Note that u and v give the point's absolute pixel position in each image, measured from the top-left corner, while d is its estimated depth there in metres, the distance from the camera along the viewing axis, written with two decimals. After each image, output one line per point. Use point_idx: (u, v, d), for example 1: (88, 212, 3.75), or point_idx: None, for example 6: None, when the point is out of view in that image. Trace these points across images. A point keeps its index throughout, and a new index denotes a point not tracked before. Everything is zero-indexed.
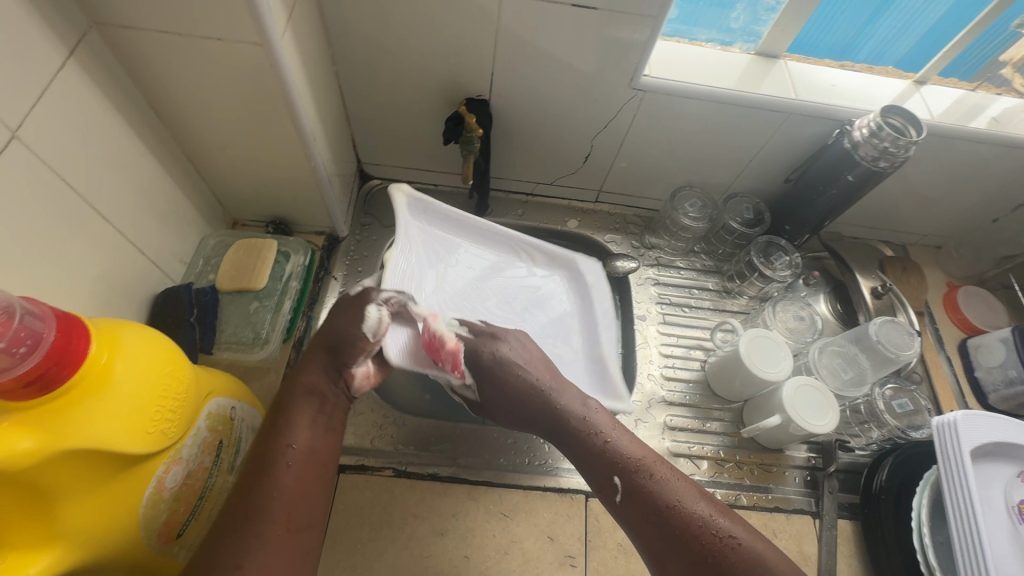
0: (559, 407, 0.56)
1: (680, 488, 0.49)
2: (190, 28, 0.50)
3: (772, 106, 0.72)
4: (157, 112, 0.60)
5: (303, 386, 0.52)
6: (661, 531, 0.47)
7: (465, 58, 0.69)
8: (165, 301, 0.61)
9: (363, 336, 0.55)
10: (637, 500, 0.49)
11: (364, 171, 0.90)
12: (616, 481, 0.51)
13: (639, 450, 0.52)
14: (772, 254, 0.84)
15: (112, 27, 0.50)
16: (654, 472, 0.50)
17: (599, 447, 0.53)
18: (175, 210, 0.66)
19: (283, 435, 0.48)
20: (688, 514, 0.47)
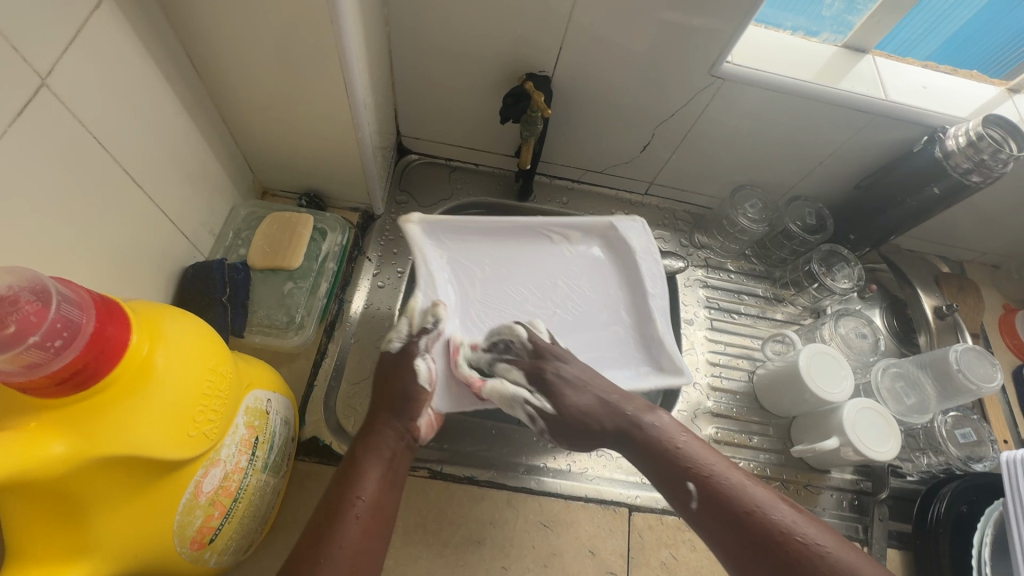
0: (628, 414, 0.54)
1: (759, 494, 0.44)
2: None
3: (860, 105, 0.66)
4: (195, 65, 0.54)
5: (374, 437, 0.52)
6: (743, 539, 0.43)
7: (533, 29, 0.62)
8: (195, 277, 0.55)
9: (421, 388, 0.56)
10: (707, 503, 0.46)
11: (402, 144, 0.83)
12: (690, 487, 0.47)
13: (706, 450, 0.49)
14: (834, 266, 0.80)
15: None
16: (724, 471, 0.47)
17: (666, 445, 0.50)
18: (206, 177, 0.60)
19: (352, 486, 0.48)
20: (768, 521, 0.42)
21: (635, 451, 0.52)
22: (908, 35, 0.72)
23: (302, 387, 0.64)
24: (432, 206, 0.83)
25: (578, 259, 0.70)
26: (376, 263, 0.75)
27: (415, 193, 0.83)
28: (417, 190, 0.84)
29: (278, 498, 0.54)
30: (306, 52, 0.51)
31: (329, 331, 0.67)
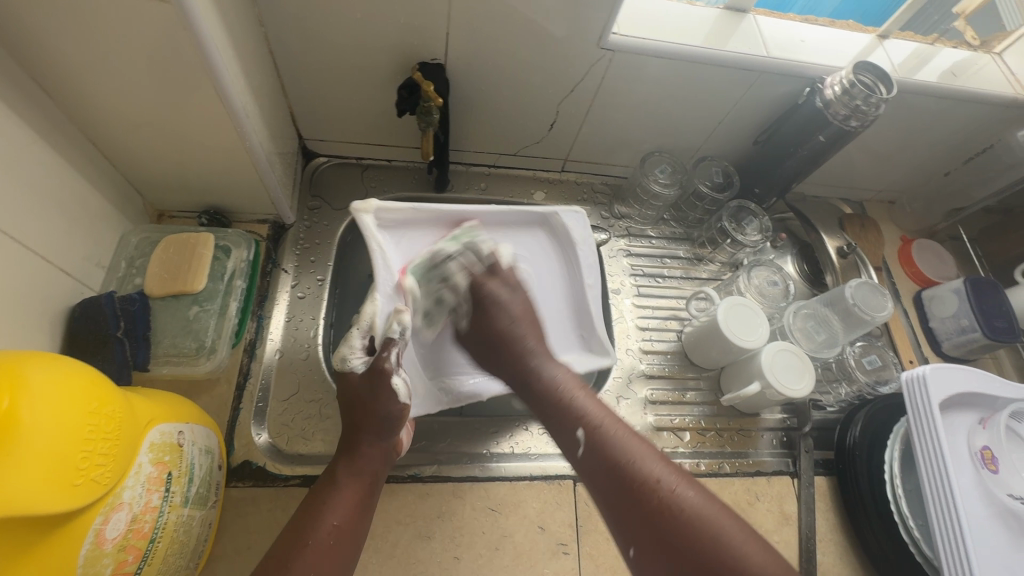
0: (532, 366, 0.55)
1: (639, 447, 0.45)
2: None
3: (744, 64, 0.69)
4: (47, 90, 0.50)
5: (359, 460, 0.51)
6: (615, 486, 0.44)
7: (416, 18, 0.61)
8: (84, 315, 0.52)
9: (402, 405, 0.53)
10: (616, 482, 0.44)
11: (306, 148, 0.80)
12: (579, 435, 0.48)
13: (621, 427, 0.47)
14: (744, 219, 0.83)
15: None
16: (633, 452, 0.45)
17: (584, 423, 0.48)
18: (83, 207, 0.56)
19: (328, 508, 0.47)
20: (642, 471, 0.43)
21: (553, 425, 0.51)
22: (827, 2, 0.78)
23: (226, 411, 0.62)
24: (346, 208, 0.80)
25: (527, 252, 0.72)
26: (293, 273, 0.73)
27: (327, 196, 0.81)
28: (329, 193, 0.81)
29: (210, 531, 0.53)
30: (166, 64, 0.48)
31: (250, 351, 0.65)
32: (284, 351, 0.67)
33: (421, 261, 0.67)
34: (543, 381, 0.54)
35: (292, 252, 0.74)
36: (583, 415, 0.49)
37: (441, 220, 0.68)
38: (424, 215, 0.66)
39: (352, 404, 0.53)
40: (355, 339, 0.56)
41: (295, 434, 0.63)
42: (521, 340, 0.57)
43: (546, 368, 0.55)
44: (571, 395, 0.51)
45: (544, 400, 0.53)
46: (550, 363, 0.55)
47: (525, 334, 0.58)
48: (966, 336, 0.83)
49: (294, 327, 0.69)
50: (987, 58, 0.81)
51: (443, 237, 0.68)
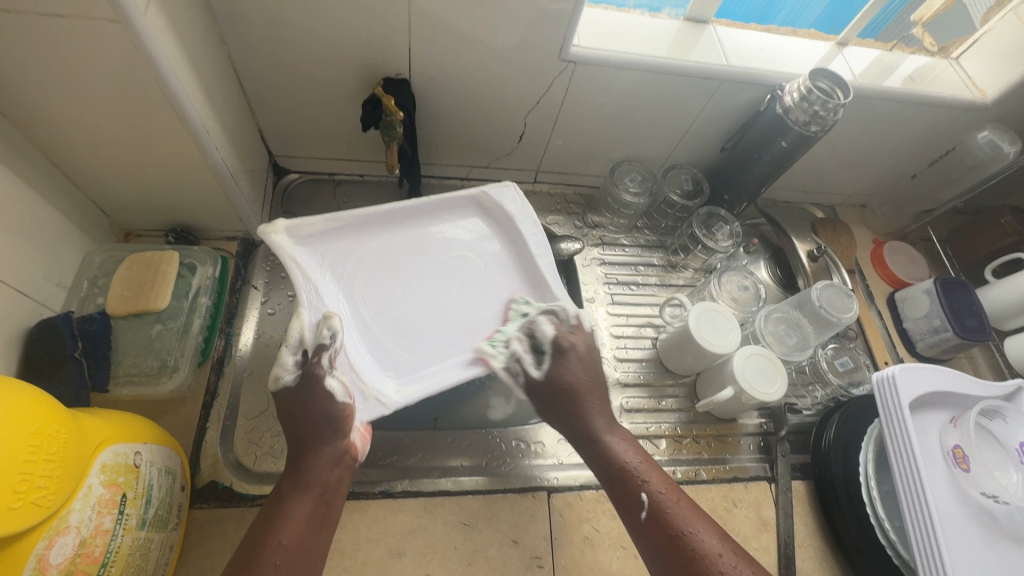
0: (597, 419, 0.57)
1: (696, 519, 0.49)
2: (19, 4, 0.40)
3: (705, 73, 0.70)
4: (1, 110, 0.49)
5: (304, 474, 0.50)
6: (673, 552, 0.48)
7: (377, 34, 0.62)
8: (41, 337, 0.52)
9: (341, 405, 0.54)
10: (674, 558, 0.47)
11: (277, 165, 0.81)
12: (642, 499, 0.51)
13: (680, 497, 0.51)
14: (715, 224, 0.84)
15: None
16: (691, 523, 0.49)
17: (646, 489, 0.51)
18: (42, 228, 0.56)
19: (274, 529, 0.46)
20: (700, 543, 0.47)
21: (612, 482, 0.54)
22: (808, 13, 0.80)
23: (191, 431, 0.61)
24: None
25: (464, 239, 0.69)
26: (263, 290, 0.73)
27: (299, 212, 0.81)
28: (302, 209, 0.81)
29: (171, 553, 0.52)
30: (122, 83, 0.49)
31: (217, 369, 0.65)
32: (253, 369, 0.66)
33: (347, 271, 0.63)
34: (606, 446, 0.56)
35: (262, 268, 0.74)
36: (645, 480, 0.52)
37: (361, 225, 0.64)
38: (341, 224, 0.63)
39: (290, 420, 0.53)
40: (287, 357, 0.56)
41: (263, 453, 0.62)
42: (577, 394, 0.59)
43: (611, 437, 0.56)
44: (631, 460, 0.54)
45: (606, 462, 0.55)
46: (613, 428, 0.57)
47: (589, 396, 0.59)
48: (939, 336, 0.84)
49: (263, 344, 0.68)
50: (945, 64, 0.83)
51: (366, 246, 0.65)
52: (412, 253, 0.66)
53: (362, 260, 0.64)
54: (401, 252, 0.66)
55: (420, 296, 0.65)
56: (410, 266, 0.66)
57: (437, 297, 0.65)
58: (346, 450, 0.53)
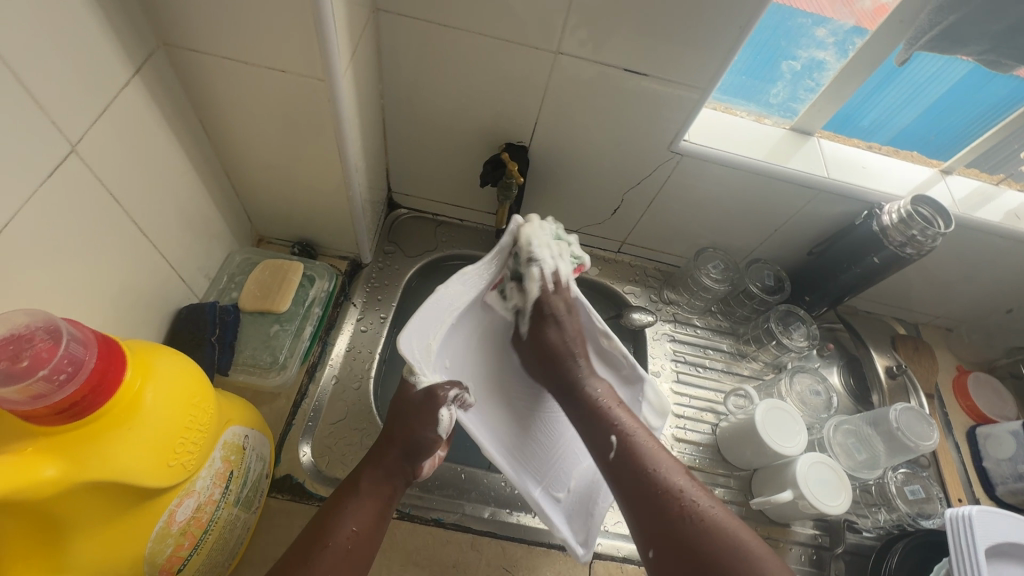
0: (583, 379, 0.63)
1: (663, 460, 0.54)
2: (256, 58, 0.51)
3: (804, 181, 0.73)
4: (207, 129, 0.60)
5: (381, 473, 0.57)
6: (637, 480, 0.53)
7: (511, 105, 0.70)
8: (188, 318, 0.60)
9: (435, 437, 0.55)
10: (638, 486, 0.52)
11: (392, 199, 0.90)
12: (612, 441, 0.56)
13: (648, 438, 0.56)
14: (791, 323, 0.84)
15: (182, 49, 0.50)
16: (660, 462, 0.53)
17: (619, 432, 0.57)
18: (207, 228, 0.65)
19: (347, 515, 0.53)
20: (664, 480, 0.52)
21: (589, 423, 0.59)
22: (897, 120, 0.79)
23: (281, 425, 0.67)
24: (418, 256, 0.88)
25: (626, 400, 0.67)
26: (361, 308, 0.80)
27: (402, 243, 0.89)
28: (404, 241, 0.90)
29: (247, 534, 0.57)
30: (305, 124, 0.58)
31: (311, 372, 0.72)
32: (340, 378, 0.73)
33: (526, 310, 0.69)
34: (585, 392, 0.62)
35: (363, 289, 0.81)
36: (620, 423, 0.58)
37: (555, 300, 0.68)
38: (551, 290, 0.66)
39: (403, 420, 0.57)
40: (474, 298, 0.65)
41: (336, 459, 0.67)
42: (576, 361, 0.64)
43: (589, 383, 0.63)
44: (610, 407, 0.60)
45: (585, 403, 0.62)
46: (593, 378, 0.64)
47: (574, 348, 0.65)
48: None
49: (353, 357, 0.75)
50: None
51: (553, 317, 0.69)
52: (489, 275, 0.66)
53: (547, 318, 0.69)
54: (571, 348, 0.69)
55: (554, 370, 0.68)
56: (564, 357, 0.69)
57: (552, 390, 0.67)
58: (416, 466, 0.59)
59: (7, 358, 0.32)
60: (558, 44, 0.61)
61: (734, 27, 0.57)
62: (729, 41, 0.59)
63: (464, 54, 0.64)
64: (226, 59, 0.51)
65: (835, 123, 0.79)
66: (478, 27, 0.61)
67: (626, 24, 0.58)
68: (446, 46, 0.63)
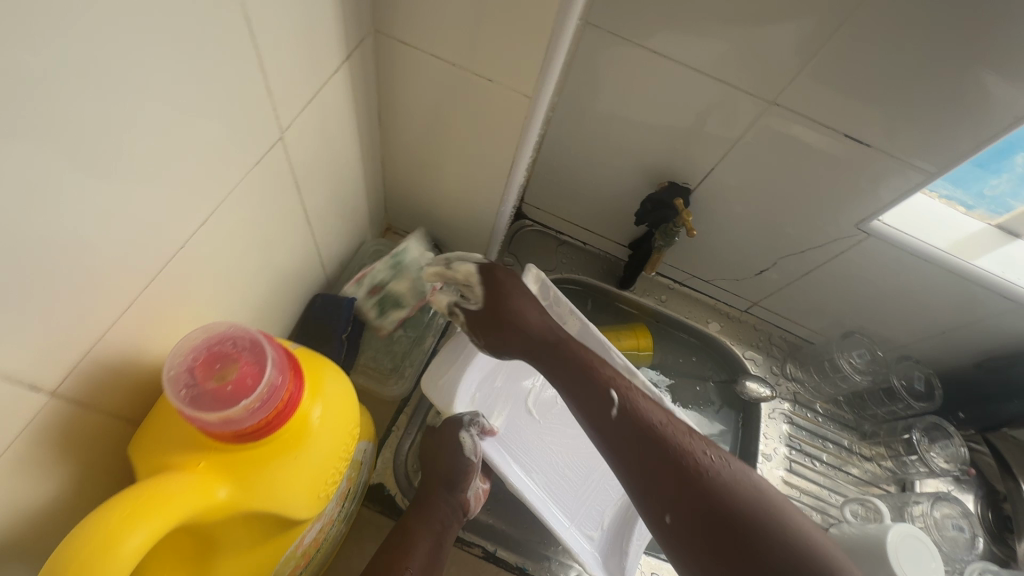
0: (552, 327, 0.56)
1: (654, 407, 0.50)
2: (465, 63, 0.47)
3: (1006, 292, 0.64)
4: (381, 121, 0.57)
5: (430, 510, 0.55)
6: (643, 441, 0.47)
7: (691, 145, 0.64)
8: (324, 308, 0.57)
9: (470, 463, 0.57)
10: (646, 447, 0.47)
11: (520, 209, 0.86)
12: (612, 397, 0.50)
13: (654, 408, 0.50)
14: (934, 440, 0.75)
15: (391, 39, 0.47)
16: (661, 415, 0.50)
17: (618, 387, 0.51)
18: (351, 216, 0.63)
19: (405, 553, 0.51)
20: (658, 427, 0.48)
21: (578, 381, 0.53)
22: None
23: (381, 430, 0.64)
24: None
25: None
26: None
27: (521, 258, 0.85)
28: (524, 255, 0.86)
29: (338, 545, 0.54)
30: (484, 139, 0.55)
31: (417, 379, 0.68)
32: None
33: None
34: (541, 328, 0.55)
35: None
36: (615, 382, 0.52)
37: None
38: None
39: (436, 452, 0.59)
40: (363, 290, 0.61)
41: None
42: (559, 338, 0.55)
43: (531, 311, 0.56)
44: (563, 337, 0.56)
45: (564, 367, 0.54)
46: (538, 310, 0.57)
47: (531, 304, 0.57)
48: None
49: None
50: None
51: None
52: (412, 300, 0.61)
53: None
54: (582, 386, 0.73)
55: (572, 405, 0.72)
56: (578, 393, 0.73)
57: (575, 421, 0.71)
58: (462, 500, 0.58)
59: (213, 373, 0.31)
60: (777, 95, 0.55)
61: (997, 115, 0.50)
62: (984, 126, 0.51)
63: (662, 85, 0.59)
64: (434, 61, 0.48)
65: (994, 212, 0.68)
66: (692, 61, 0.55)
67: (868, 89, 0.52)
68: (646, 73, 0.59)
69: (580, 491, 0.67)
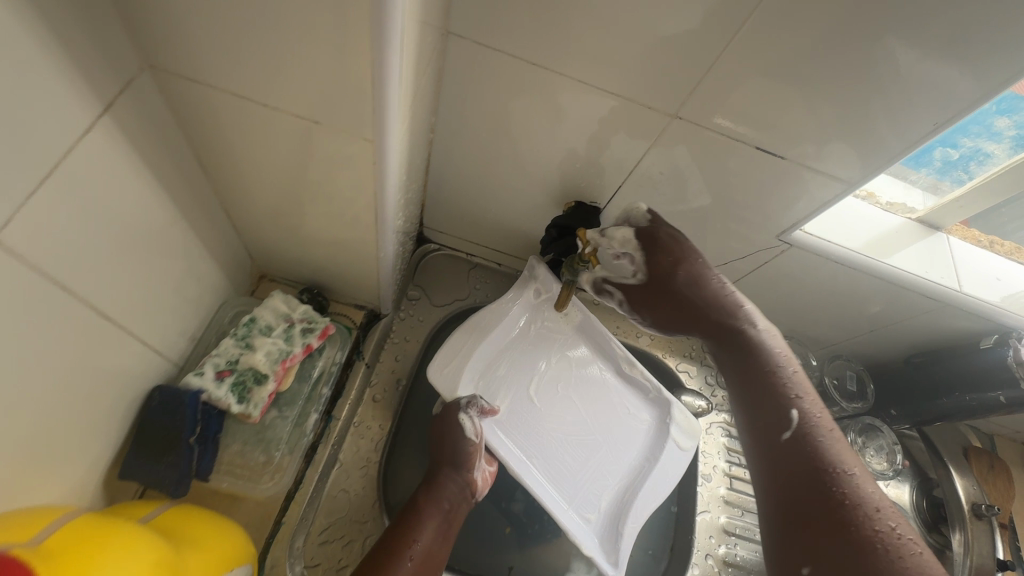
0: (765, 350, 0.47)
1: (872, 482, 0.39)
2: (284, 103, 0.37)
3: (932, 293, 0.62)
4: (206, 169, 0.46)
5: (438, 488, 0.56)
6: (834, 531, 0.36)
7: (594, 161, 0.57)
8: (162, 407, 0.46)
9: (471, 444, 0.58)
10: (829, 524, 0.37)
11: (422, 233, 0.76)
12: (789, 415, 0.43)
13: (864, 474, 0.39)
14: (869, 440, 0.73)
15: (178, 77, 0.36)
16: (864, 484, 0.38)
17: (795, 405, 0.43)
18: (195, 280, 0.52)
19: (411, 529, 0.52)
20: (866, 498, 0.37)
21: (750, 382, 0.46)
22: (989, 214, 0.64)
23: (268, 526, 0.54)
24: (446, 306, 0.76)
25: (643, 421, 0.70)
26: (373, 369, 0.68)
27: (429, 288, 0.76)
28: (431, 284, 0.76)
29: None
30: (335, 181, 0.45)
31: (310, 454, 0.59)
32: (343, 464, 0.61)
33: (557, 333, 0.72)
34: (754, 342, 0.47)
35: (380, 346, 0.69)
36: (816, 418, 0.42)
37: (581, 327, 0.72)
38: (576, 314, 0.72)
39: (441, 439, 0.60)
40: (214, 382, 0.49)
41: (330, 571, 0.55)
42: (738, 331, 0.48)
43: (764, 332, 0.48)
44: (794, 394, 0.44)
45: (751, 374, 0.46)
46: (755, 312, 0.49)
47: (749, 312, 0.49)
48: None
49: (359, 435, 0.64)
50: None
51: (577, 343, 0.72)
52: (274, 381, 0.53)
53: (573, 349, 0.72)
54: (592, 376, 0.71)
55: (582, 394, 0.69)
56: (586, 386, 0.70)
57: (586, 414, 0.68)
58: (470, 483, 0.59)
59: None
60: (678, 108, 0.48)
61: (912, 121, 0.45)
62: (902, 133, 0.46)
63: (551, 100, 0.51)
64: (236, 96, 0.37)
65: (917, 203, 0.64)
66: (578, 72, 0.47)
67: (774, 98, 0.46)
68: (530, 88, 0.50)
69: (583, 475, 0.64)
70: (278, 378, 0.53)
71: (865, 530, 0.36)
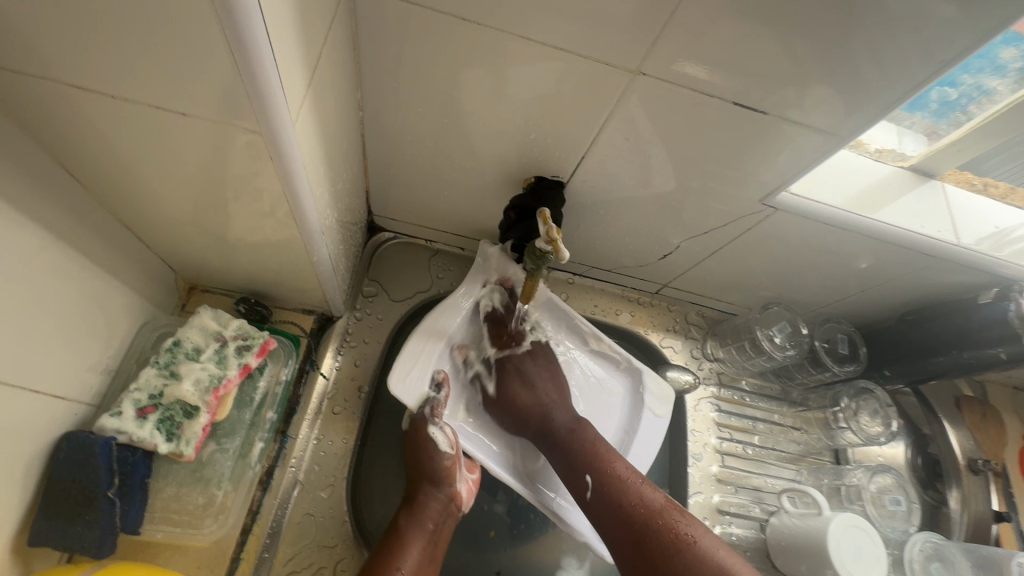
0: (551, 412, 0.59)
1: (644, 487, 0.52)
2: (144, 93, 0.30)
3: (927, 249, 0.57)
4: (80, 178, 0.39)
5: (419, 510, 0.52)
6: (627, 525, 0.49)
7: (550, 131, 0.50)
8: (68, 461, 0.40)
9: (443, 456, 0.54)
10: (625, 526, 0.49)
11: (373, 222, 0.69)
12: (587, 479, 0.53)
13: (626, 470, 0.53)
14: (863, 405, 0.70)
15: (3, 70, 0.29)
16: (640, 494, 0.51)
17: (591, 468, 0.53)
18: (99, 306, 0.45)
19: (392, 556, 0.48)
20: (650, 509, 0.49)
21: (563, 471, 0.55)
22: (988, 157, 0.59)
23: (224, 563, 0.49)
24: (407, 300, 0.69)
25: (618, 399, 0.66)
26: (331, 378, 0.62)
27: (386, 282, 0.69)
28: (389, 277, 0.70)
29: None
30: (237, 180, 0.38)
31: (265, 480, 0.54)
32: (305, 485, 0.56)
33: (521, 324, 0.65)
34: (552, 420, 0.58)
35: (336, 351, 0.63)
36: (603, 462, 0.54)
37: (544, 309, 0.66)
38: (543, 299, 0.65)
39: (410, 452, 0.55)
40: (133, 422, 0.43)
41: None
42: (545, 407, 0.59)
43: (523, 390, 0.60)
44: (591, 437, 0.56)
45: (557, 442, 0.57)
46: (541, 374, 0.61)
47: (548, 393, 0.60)
48: None
49: (321, 453, 0.58)
50: None
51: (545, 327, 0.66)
52: (208, 410, 0.46)
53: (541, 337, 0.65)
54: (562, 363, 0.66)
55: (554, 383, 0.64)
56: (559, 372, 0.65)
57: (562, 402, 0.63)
58: (453, 498, 0.54)
59: None
60: (641, 64, 0.42)
61: (909, 61, 0.39)
62: (898, 76, 0.40)
63: (494, 63, 0.44)
64: (82, 89, 0.30)
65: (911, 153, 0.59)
66: (518, 29, 0.40)
67: (750, 45, 0.39)
68: (467, 51, 0.43)
69: None
70: (213, 408, 0.47)
71: (664, 547, 0.47)
